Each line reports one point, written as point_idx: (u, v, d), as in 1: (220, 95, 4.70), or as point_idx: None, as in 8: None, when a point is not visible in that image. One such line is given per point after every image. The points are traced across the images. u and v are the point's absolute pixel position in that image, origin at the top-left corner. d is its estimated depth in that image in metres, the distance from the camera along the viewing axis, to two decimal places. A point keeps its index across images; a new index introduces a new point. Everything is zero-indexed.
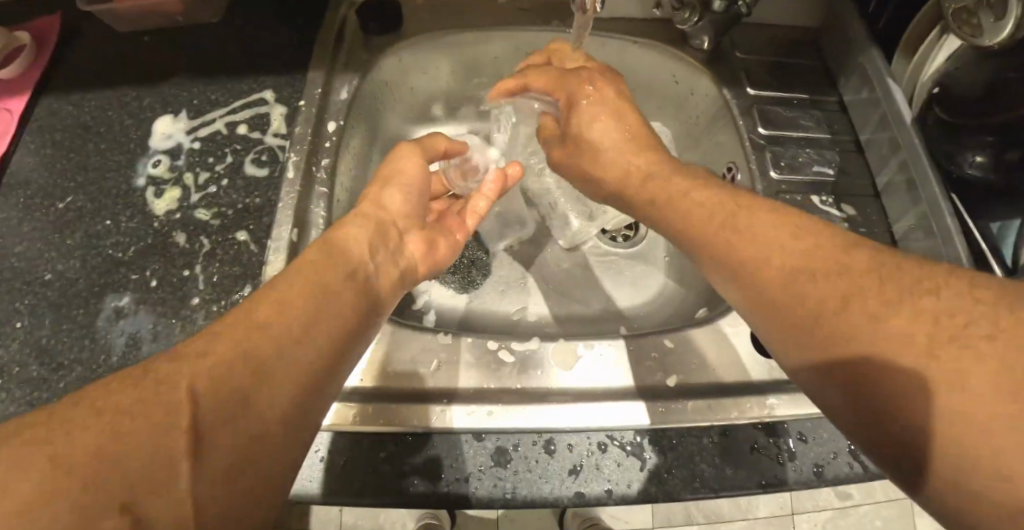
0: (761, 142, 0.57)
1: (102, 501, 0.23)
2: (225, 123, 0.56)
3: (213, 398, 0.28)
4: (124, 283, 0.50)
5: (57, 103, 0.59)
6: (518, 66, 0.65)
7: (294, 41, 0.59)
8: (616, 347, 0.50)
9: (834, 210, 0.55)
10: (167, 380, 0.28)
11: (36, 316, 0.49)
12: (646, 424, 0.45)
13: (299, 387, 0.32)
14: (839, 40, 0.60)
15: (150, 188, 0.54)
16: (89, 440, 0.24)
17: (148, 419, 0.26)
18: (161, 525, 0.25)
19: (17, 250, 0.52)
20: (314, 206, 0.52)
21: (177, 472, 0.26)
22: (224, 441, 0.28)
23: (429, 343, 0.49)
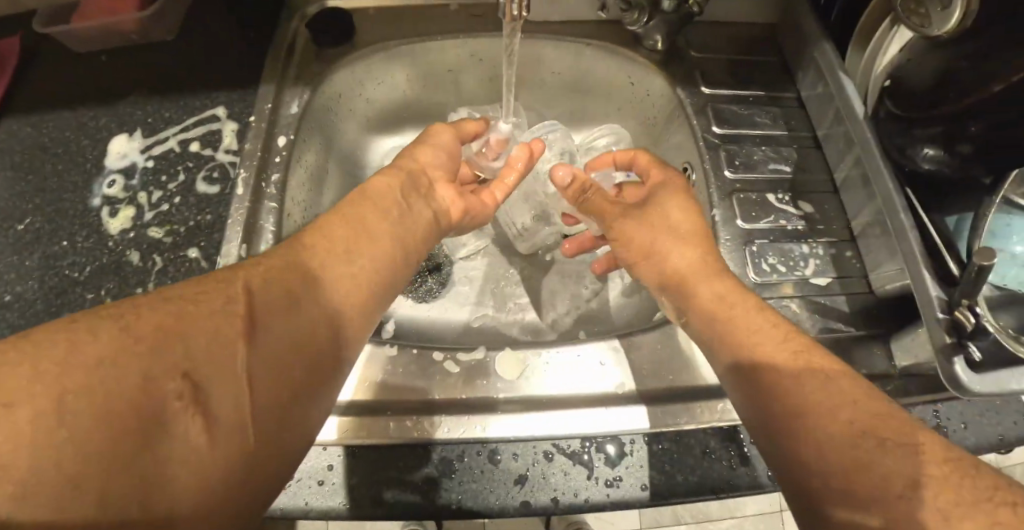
0: (714, 141, 0.57)
1: (164, 368, 0.28)
2: (178, 140, 0.56)
3: (264, 297, 0.34)
4: (79, 304, 0.50)
5: (17, 125, 0.60)
6: (475, 72, 0.65)
7: (246, 55, 0.59)
8: (609, 349, 0.50)
9: (791, 207, 0.55)
10: (224, 281, 0.34)
11: None
12: (647, 428, 0.45)
13: (333, 308, 0.38)
14: (794, 34, 0.59)
15: (105, 207, 0.55)
16: (155, 318, 0.29)
17: (207, 310, 0.31)
18: (218, 395, 0.30)
19: None
20: (264, 221, 0.52)
21: (235, 352, 0.31)
22: (272, 335, 0.33)
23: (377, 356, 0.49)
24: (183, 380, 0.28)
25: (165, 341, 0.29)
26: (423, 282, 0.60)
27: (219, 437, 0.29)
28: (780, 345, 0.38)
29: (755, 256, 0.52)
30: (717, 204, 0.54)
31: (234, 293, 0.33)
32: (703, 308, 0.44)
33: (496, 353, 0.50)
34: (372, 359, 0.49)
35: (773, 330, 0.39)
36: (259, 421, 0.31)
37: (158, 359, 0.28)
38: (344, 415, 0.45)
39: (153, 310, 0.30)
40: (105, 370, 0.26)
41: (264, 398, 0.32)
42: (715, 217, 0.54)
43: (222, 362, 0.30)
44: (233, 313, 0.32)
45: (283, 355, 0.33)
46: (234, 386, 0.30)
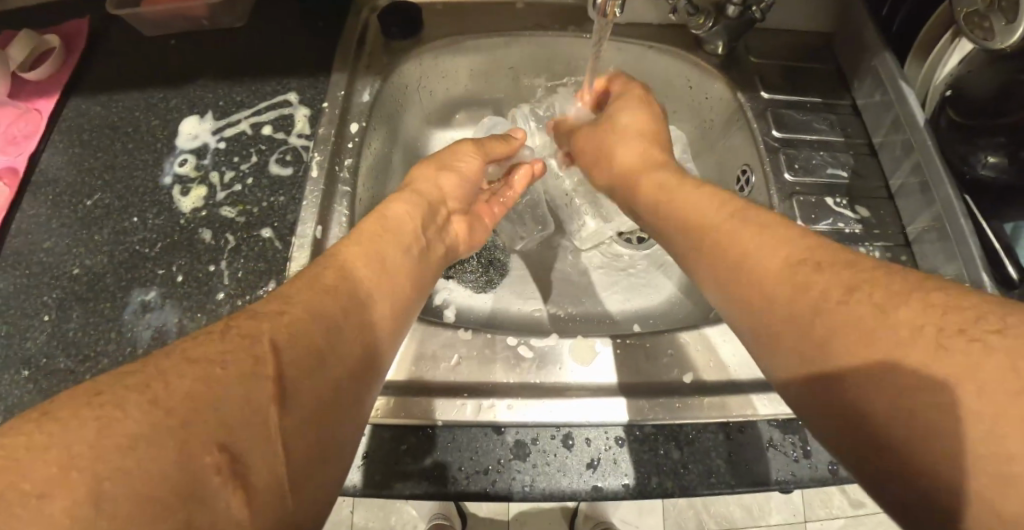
0: (775, 145, 0.58)
1: (202, 444, 0.25)
2: (250, 123, 0.57)
3: (293, 345, 0.31)
4: (150, 278, 0.51)
5: (85, 104, 0.61)
6: (534, 70, 0.67)
7: (317, 44, 0.60)
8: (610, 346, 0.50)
9: (848, 211, 0.56)
10: (250, 333, 0.30)
11: (65, 309, 0.50)
12: (624, 420, 0.45)
13: (361, 339, 0.35)
14: (852, 44, 0.60)
15: (176, 186, 0.55)
16: (183, 386, 0.26)
17: (238, 368, 0.28)
18: (255, 463, 0.26)
19: (46, 245, 0.54)
20: (336, 205, 0.53)
21: (268, 415, 0.28)
22: (305, 389, 0.30)
23: (450, 337, 0.50)
24: (220, 452, 0.25)
25: (196, 414, 0.25)
26: (481, 272, 0.60)
27: (260, 519, 0.26)
28: (762, 250, 0.34)
29: None
30: (778, 204, 0.55)
31: (261, 349, 0.29)
32: (692, 233, 0.40)
33: (567, 340, 0.51)
34: (446, 341, 0.50)
35: (760, 230, 0.35)
36: (298, 477, 0.28)
37: (194, 432, 0.25)
38: (404, 395, 0.46)
39: (185, 375, 0.27)
40: (143, 451, 0.23)
41: (302, 459, 0.29)
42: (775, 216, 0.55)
43: (256, 429, 0.27)
44: (263, 386, 0.28)
45: (318, 409, 0.31)
46: (268, 452, 0.27)
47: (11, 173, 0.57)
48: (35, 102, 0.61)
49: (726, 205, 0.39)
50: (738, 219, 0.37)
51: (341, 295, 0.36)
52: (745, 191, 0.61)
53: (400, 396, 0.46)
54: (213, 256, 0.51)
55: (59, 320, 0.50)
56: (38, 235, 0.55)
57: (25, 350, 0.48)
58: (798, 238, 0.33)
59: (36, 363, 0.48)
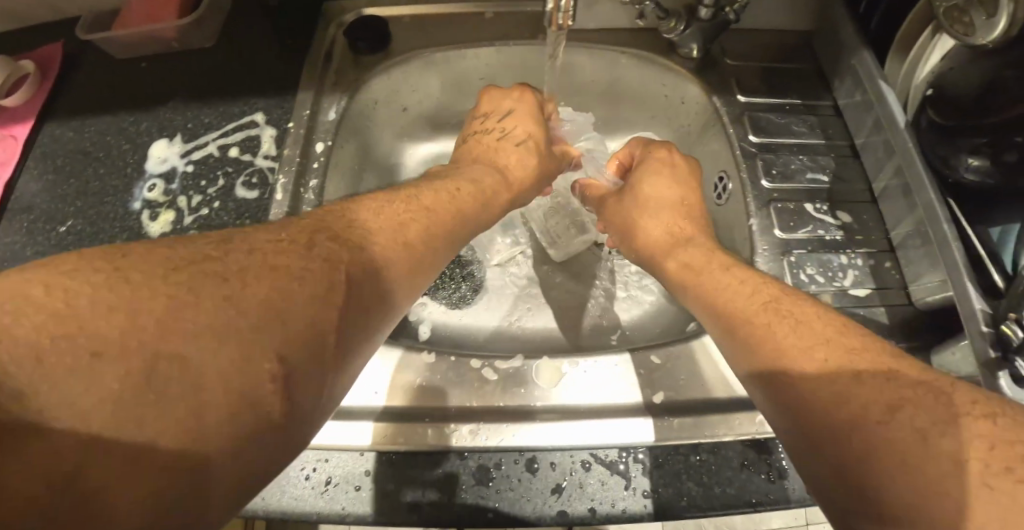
0: (752, 150, 0.56)
1: (256, 351, 0.25)
2: (217, 146, 0.57)
3: (333, 266, 0.31)
4: None
5: (59, 129, 0.62)
6: (508, 79, 0.65)
7: (283, 61, 0.60)
8: (623, 362, 0.50)
9: (829, 217, 0.54)
10: (285, 255, 0.30)
11: None
12: (650, 440, 0.44)
13: (389, 261, 0.35)
14: (831, 41, 0.58)
15: (145, 211, 0.55)
16: (225, 292, 0.26)
17: (282, 287, 0.28)
18: (304, 377, 0.27)
19: None
20: None
21: (315, 332, 0.28)
22: (347, 312, 0.30)
23: (414, 361, 0.49)
24: (279, 362, 0.26)
25: (238, 325, 0.25)
26: (451, 289, 0.61)
27: (297, 427, 0.27)
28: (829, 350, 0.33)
29: (794, 267, 0.51)
30: (755, 213, 0.53)
31: (303, 271, 0.29)
32: (729, 308, 0.39)
33: (532, 361, 0.50)
34: (409, 364, 0.49)
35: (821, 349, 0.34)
36: (327, 396, 0.29)
37: (241, 343, 0.25)
38: (368, 422, 0.45)
39: (227, 288, 0.26)
40: (174, 361, 0.23)
41: (336, 373, 0.29)
42: (751, 225, 0.53)
43: (303, 342, 0.27)
44: (306, 303, 0.28)
45: (356, 327, 0.31)
46: (312, 368, 0.27)
47: None
48: (9, 128, 0.62)
49: (760, 292, 0.39)
50: (774, 311, 0.36)
51: (374, 236, 0.35)
52: (721, 199, 0.59)
53: (381, 423, 0.45)
54: None
55: None
56: (12, 263, 0.56)
57: None
58: (844, 341, 0.33)
59: None
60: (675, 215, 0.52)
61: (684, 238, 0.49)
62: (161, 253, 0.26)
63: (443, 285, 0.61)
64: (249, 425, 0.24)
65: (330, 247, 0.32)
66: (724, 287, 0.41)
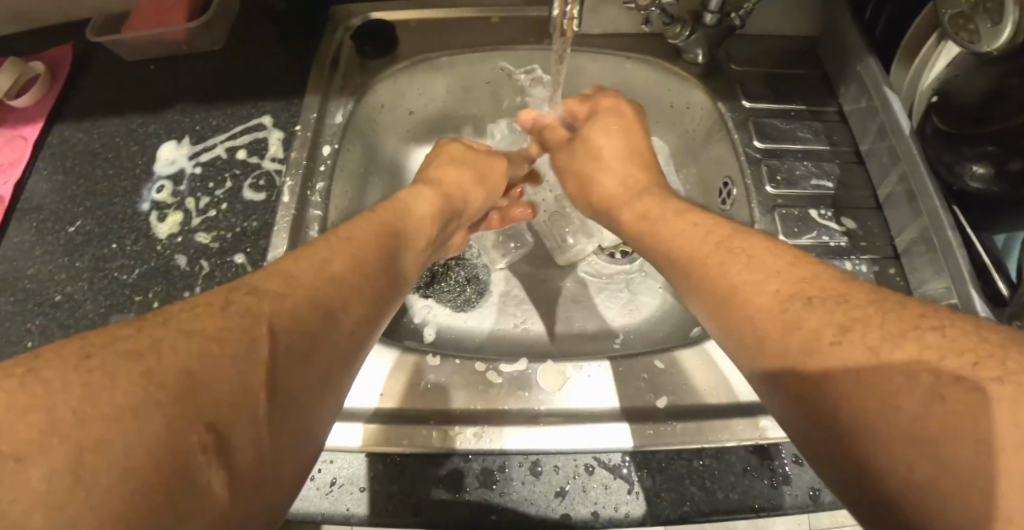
0: (757, 156, 0.56)
1: (187, 421, 0.24)
2: (225, 148, 0.57)
3: (280, 318, 0.30)
4: (128, 305, 0.52)
5: (69, 131, 0.64)
6: (514, 83, 0.66)
7: (291, 64, 0.60)
8: (602, 368, 0.50)
9: (833, 223, 0.54)
10: (222, 312, 0.29)
11: (47, 336, 0.52)
12: (629, 447, 0.44)
13: (341, 301, 0.34)
14: (837, 48, 0.58)
15: (153, 212, 0.56)
16: (151, 363, 0.25)
17: (214, 349, 0.27)
18: (242, 442, 0.26)
19: (29, 273, 0.56)
20: (309, 231, 0.52)
21: (256, 393, 0.27)
22: (292, 366, 0.30)
23: (419, 364, 0.50)
24: (209, 431, 0.25)
25: (164, 397, 0.24)
26: (457, 292, 0.60)
27: (241, 495, 0.26)
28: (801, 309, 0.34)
29: None
30: (758, 218, 0.53)
31: (238, 330, 0.28)
32: (685, 252, 0.39)
33: (536, 365, 0.50)
34: (415, 367, 0.49)
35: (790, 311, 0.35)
36: (279, 455, 0.28)
37: (172, 413, 0.24)
38: (373, 423, 0.45)
39: (147, 358, 0.25)
40: (101, 447, 0.21)
41: (286, 430, 0.29)
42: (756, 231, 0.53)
43: (242, 405, 0.26)
44: (242, 364, 0.27)
45: (309, 379, 0.31)
46: (255, 431, 0.27)
47: None
48: (21, 128, 0.64)
49: (713, 234, 0.39)
50: (726, 250, 0.37)
51: (324, 279, 0.34)
52: (725, 205, 0.58)
53: (376, 425, 0.45)
54: (190, 284, 0.51)
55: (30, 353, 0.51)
56: (22, 262, 0.57)
57: None
58: (794, 272, 0.32)
59: None
60: (627, 164, 0.55)
61: (636, 191, 0.51)
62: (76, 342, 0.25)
63: (449, 286, 0.60)
64: (185, 507, 0.23)
65: (260, 299, 0.31)
66: (673, 233, 0.42)
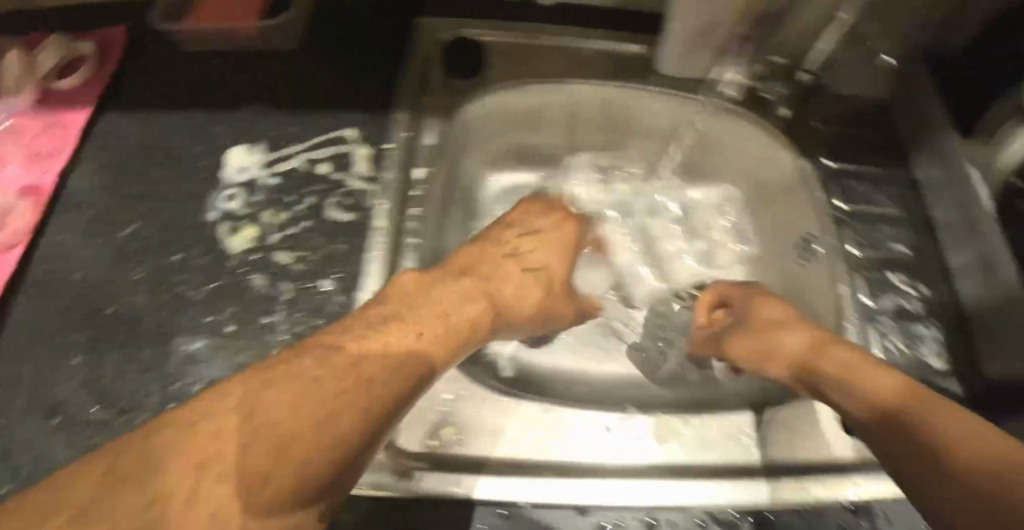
0: (841, 218, 0.58)
1: (261, 463, 0.25)
2: (304, 160, 0.54)
3: (327, 366, 0.30)
4: (196, 325, 0.49)
5: (122, 122, 0.59)
6: (597, 118, 0.64)
7: (374, 73, 0.57)
8: (721, 418, 0.49)
9: (909, 288, 0.56)
10: (292, 373, 0.29)
11: (95, 353, 0.48)
12: (753, 501, 0.42)
13: (419, 354, 0.36)
14: (916, 115, 0.59)
15: (225, 223, 0.52)
16: (275, 412, 0.27)
17: (290, 390, 0.28)
18: (313, 475, 0.27)
19: (75, 277, 0.52)
20: (409, 260, 0.50)
21: (313, 437, 0.27)
22: (357, 399, 0.30)
23: (534, 410, 0.48)
24: (285, 467, 0.26)
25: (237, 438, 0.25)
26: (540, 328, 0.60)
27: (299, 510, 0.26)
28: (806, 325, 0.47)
29: (880, 334, 0.54)
30: (843, 279, 0.55)
31: (300, 369, 0.30)
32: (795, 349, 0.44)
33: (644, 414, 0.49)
34: (525, 417, 0.47)
35: (844, 360, 0.39)
36: (342, 471, 0.28)
37: (242, 459, 0.25)
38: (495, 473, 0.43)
39: (255, 412, 0.27)
40: (193, 502, 0.23)
41: (358, 435, 0.29)
42: (841, 293, 0.55)
43: (318, 426, 0.27)
44: (324, 395, 0.29)
45: (375, 410, 0.30)
46: (326, 451, 0.27)
47: (38, 192, 0.55)
48: (65, 115, 0.58)
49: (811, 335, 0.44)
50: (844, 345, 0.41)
51: (377, 333, 0.35)
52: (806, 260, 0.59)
53: (494, 474, 0.42)
54: (272, 308, 0.48)
55: (83, 369, 0.47)
56: (65, 265, 0.52)
57: (57, 396, 0.46)
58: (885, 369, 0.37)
59: (65, 409, 0.45)
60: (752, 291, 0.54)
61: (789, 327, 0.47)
62: (171, 436, 0.25)
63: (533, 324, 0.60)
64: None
65: (321, 351, 0.32)
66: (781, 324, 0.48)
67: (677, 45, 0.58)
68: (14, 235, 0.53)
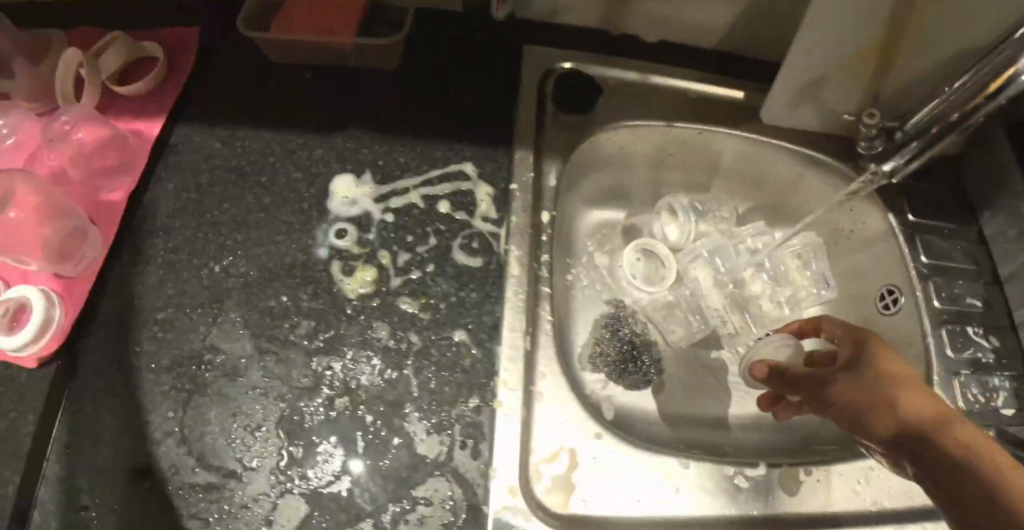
0: (924, 271, 0.60)
1: None
2: (420, 195, 0.50)
3: None
4: (304, 378, 0.45)
5: (202, 139, 0.54)
6: (691, 159, 0.64)
7: (487, 103, 0.55)
8: (837, 467, 0.51)
9: (983, 340, 0.59)
10: None
11: (195, 407, 0.44)
12: None
13: None
14: (990, 176, 0.62)
15: (335, 261, 0.48)
16: None
17: None
18: None
19: (160, 318, 0.47)
20: (541, 308, 0.49)
21: None
22: None
23: (674, 465, 0.48)
24: None
25: None
26: (636, 369, 0.60)
27: None
28: (899, 373, 0.44)
29: (961, 385, 0.56)
30: (929, 332, 0.58)
31: None
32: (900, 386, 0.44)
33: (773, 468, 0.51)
34: (670, 473, 0.47)
35: (908, 414, 0.41)
36: None
37: None
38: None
39: None
40: None
41: None
42: (928, 345, 0.58)
43: None
44: None
45: None
46: None
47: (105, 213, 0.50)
48: (128, 124, 0.53)
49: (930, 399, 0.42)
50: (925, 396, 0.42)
51: None
52: (888, 309, 0.62)
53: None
54: (399, 361, 0.45)
55: (191, 426, 0.44)
56: (147, 302, 0.48)
57: (168, 457, 0.43)
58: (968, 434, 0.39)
59: (169, 470, 0.42)
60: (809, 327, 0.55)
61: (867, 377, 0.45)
62: None
63: (629, 366, 0.60)
64: None
65: None
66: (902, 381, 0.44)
67: (783, 94, 0.59)
68: (83, 266, 0.48)
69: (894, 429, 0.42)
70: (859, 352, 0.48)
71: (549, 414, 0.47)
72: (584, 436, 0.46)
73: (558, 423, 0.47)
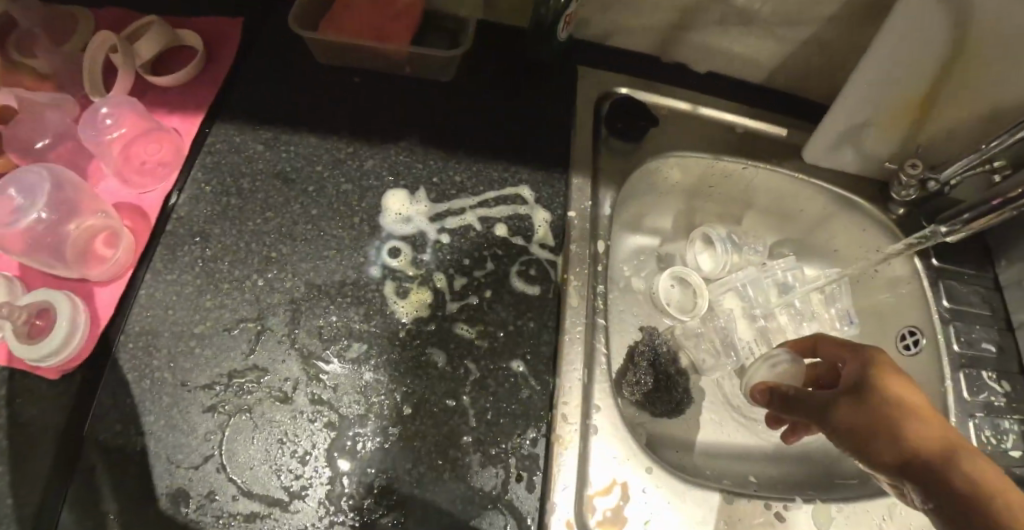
0: (946, 315, 0.60)
1: None
2: (477, 216, 0.50)
3: None
4: (354, 402, 0.43)
5: (242, 138, 0.51)
6: (729, 191, 0.65)
7: (544, 127, 0.54)
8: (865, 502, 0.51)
9: (996, 384, 0.59)
10: None
11: (235, 432, 0.41)
12: None
13: None
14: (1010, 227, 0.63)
15: (388, 282, 0.47)
16: None
17: None
18: None
19: (197, 331, 0.44)
20: (596, 342, 0.48)
21: None
22: None
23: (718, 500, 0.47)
24: None
25: None
26: (665, 399, 0.58)
27: None
28: (908, 401, 0.38)
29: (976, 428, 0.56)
30: (948, 374, 0.58)
31: None
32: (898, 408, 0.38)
33: (806, 501, 0.50)
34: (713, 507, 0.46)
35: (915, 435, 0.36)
36: None
37: None
38: None
39: None
40: None
41: None
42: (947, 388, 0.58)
43: None
44: None
45: None
46: None
47: (137, 212, 0.47)
48: (166, 119, 0.50)
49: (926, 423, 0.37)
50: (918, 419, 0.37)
51: None
52: (908, 350, 0.63)
53: None
54: (456, 388, 0.44)
55: (231, 450, 0.41)
56: (179, 312, 0.45)
57: (206, 481, 0.40)
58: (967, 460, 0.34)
59: (205, 498, 0.39)
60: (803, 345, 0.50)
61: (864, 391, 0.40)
62: None
63: (659, 395, 0.58)
64: None
65: None
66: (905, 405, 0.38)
67: (825, 137, 0.60)
68: (114, 271, 0.45)
69: (901, 459, 0.36)
70: (862, 374, 0.41)
71: (598, 449, 0.45)
72: (635, 470, 0.46)
73: (611, 457, 0.46)
